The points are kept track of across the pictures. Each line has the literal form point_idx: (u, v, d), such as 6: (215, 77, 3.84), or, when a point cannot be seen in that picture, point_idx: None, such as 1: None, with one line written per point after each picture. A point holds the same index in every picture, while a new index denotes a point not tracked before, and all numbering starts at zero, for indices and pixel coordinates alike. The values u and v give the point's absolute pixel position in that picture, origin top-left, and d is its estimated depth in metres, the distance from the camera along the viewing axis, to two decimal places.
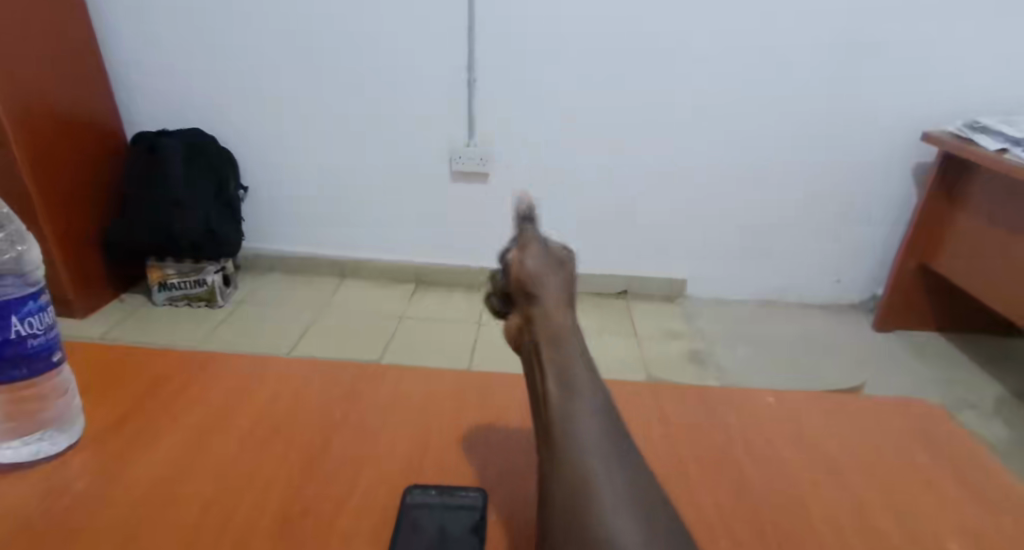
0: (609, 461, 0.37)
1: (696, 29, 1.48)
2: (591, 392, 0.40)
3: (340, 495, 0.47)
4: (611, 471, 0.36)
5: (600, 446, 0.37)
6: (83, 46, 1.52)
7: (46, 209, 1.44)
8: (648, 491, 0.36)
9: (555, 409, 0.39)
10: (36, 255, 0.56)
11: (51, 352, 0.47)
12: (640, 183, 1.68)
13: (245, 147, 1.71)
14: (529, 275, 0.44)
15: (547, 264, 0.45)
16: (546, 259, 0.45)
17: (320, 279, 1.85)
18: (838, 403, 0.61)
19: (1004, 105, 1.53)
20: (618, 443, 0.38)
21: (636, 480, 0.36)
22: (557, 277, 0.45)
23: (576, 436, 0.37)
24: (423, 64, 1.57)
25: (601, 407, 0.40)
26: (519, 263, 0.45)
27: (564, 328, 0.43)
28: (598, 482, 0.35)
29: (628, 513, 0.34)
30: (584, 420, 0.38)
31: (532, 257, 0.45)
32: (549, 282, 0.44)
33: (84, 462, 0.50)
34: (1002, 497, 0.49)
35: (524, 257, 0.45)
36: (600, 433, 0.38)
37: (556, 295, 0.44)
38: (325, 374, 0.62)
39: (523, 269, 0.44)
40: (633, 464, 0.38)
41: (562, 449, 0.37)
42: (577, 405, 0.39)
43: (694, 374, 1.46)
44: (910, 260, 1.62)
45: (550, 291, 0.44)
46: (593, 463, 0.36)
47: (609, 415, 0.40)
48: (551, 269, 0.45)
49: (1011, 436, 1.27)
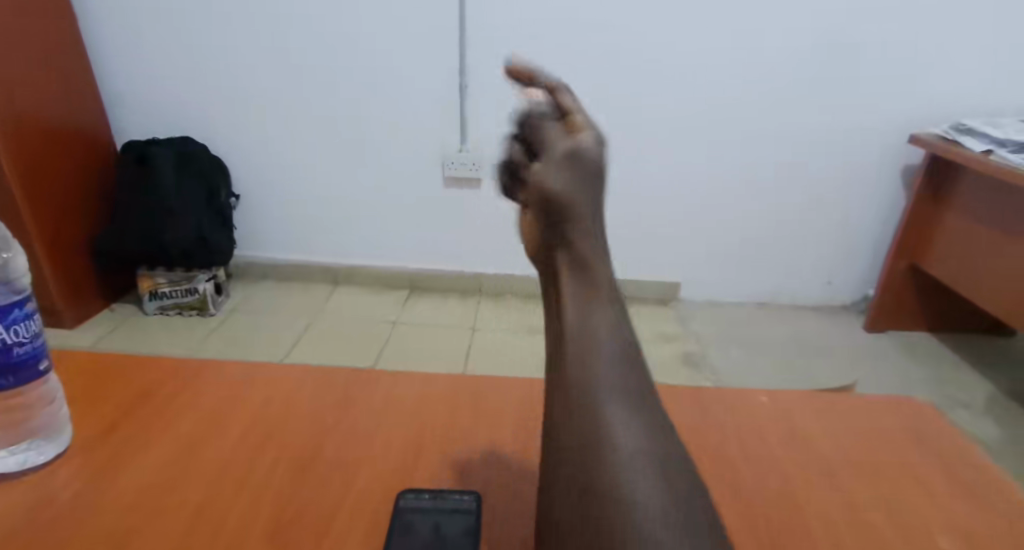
0: (628, 409, 0.34)
1: (684, 32, 1.49)
2: (612, 327, 0.35)
3: (331, 501, 0.47)
4: (628, 420, 0.33)
5: (617, 393, 0.34)
6: (71, 54, 1.51)
7: (33, 216, 1.42)
8: (664, 443, 0.34)
9: (569, 346, 0.35)
10: (22, 262, 0.55)
11: (38, 361, 0.46)
12: (631, 186, 1.69)
13: (236, 154, 1.71)
14: (555, 194, 0.36)
15: (573, 173, 0.36)
16: (575, 168, 0.37)
17: (313, 286, 1.84)
18: (830, 401, 0.61)
19: (988, 107, 1.55)
20: (637, 389, 0.35)
21: (654, 431, 0.34)
22: (587, 189, 0.36)
23: (593, 383, 0.34)
24: (413, 70, 1.57)
25: (621, 345, 0.36)
26: (543, 177, 0.36)
27: (592, 251, 0.36)
28: (616, 434, 0.33)
29: (645, 468, 0.32)
30: (602, 363, 0.34)
31: (556, 171, 0.36)
32: (579, 201, 0.36)
33: (72, 472, 0.49)
34: (993, 492, 0.50)
35: (547, 170, 0.36)
36: (619, 379, 0.34)
37: (586, 221, 0.36)
38: (319, 377, 0.62)
39: (547, 186, 0.36)
40: (649, 406, 0.35)
41: (574, 390, 0.34)
42: (593, 346, 0.35)
43: (688, 377, 1.46)
44: (900, 260, 1.63)
45: (580, 210, 0.36)
46: (610, 412, 0.33)
47: (629, 351, 0.36)
48: (581, 184, 0.36)
49: (1002, 434, 1.28)
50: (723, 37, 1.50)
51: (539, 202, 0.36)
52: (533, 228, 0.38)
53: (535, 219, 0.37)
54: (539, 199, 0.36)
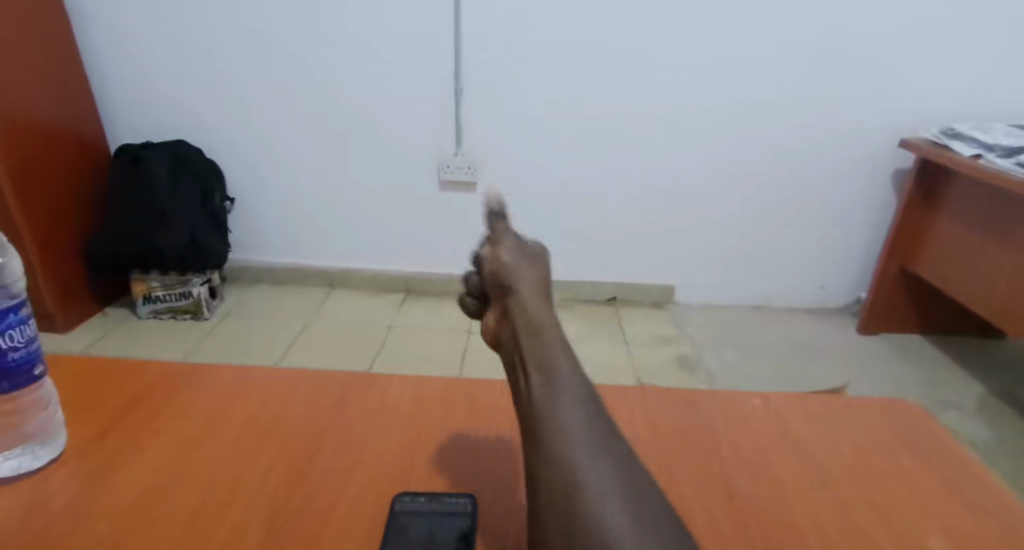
0: (596, 450, 0.37)
1: (676, 38, 1.51)
2: (574, 383, 0.41)
3: (328, 505, 0.47)
4: (596, 460, 0.36)
5: (583, 437, 0.38)
6: (65, 56, 1.51)
7: (25, 218, 1.41)
8: (637, 478, 0.37)
9: (538, 403, 0.40)
10: (16, 267, 0.55)
11: (32, 366, 0.46)
12: (627, 191, 1.70)
13: (230, 158, 1.70)
14: (504, 266, 0.47)
15: (519, 252, 0.48)
16: (521, 249, 0.48)
17: (308, 289, 1.84)
18: (822, 403, 0.62)
19: (977, 112, 1.57)
20: (604, 433, 0.38)
21: (626, 469, 0.37)
22: (529, 266, 0.47)
23: (562, 431, 0.38)
24: (407, 74, 1.57)
25: (584, 398, 0.40)
26: (493, 256, 0.47)
27: (543, 317, 0.44)
28: (586, 472, 0.35)
29: (616, 501, 0.34)
30: (566, 412, 0.39)
31: (504, 249, 0.48)
32: (525, 273, 0.47)
33: (64, 478, 0.49)
34: (984, 495, 0.50)
35: (497, 248, 0.48)
36: (586, 428, 0.38)
37: (532, 288, 0.46)
38: (314, 381, 0.62)
39: (499, 262, 0.47)
40: (618, 450, 0.38)
41: (544, 441, 0.38)
42: (558, 401, 0.39)
43: (684, 379, 1.47)
44: (892, 263, 1.64)
45: (524, 279, 0.46)
46: (579, 453, 0.36)
47: (591, 405, 0.40)
48: (528, 262, 0.47)
49: (994, 436, 1.29)
50: (717, 39, 1.51)
51: (493, 279, 0.47)
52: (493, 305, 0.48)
53: (491, 293, 0.48)
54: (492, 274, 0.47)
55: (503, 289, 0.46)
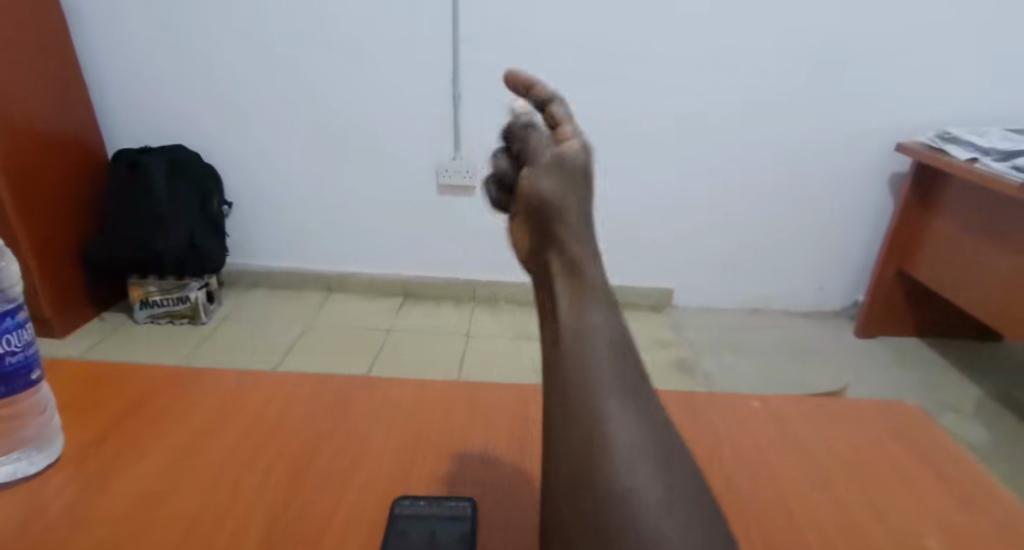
0: (627, 405, 0.34)
1: (672, 44, 1.52)
2: (608, 325, 0.36)
3: (328, 507, 0.47)
4: (626, 416, 0.33)
5: (614, 388, 0.34)
6: (62, 61, 1.51)
7: (22, 223, 1.41)
8: (662, 435, 0.35)
9: (566, 348, 0.36)
10: (14, 270, 0.55)
11: (29, 370, 0.46)
12: (624, 195, 1.70)
13: (229, 162, 1.70)
14: (544, 197, 0.40)
15: (561, 178, 0.41)
16: (562, 171, 0.41)
17: (306, 293, 1.84)
18: (822, 405, 0.62)
19: (972, 116, 1.58)
20: (635, 384, 0.35)
21: (654, 429, 0.34)
22: (574, 194, 0.40)
23: (592, 382, 0.34)
24: (405, 79, 1.58)
25: (617, 344, 0.36)
26: (532, 183, 0.41)
27: (585, 255, 0.39)
28: (615, 430, 0.33)
29: (644, 465, 0.32)
30: (597, 360, 0.35)
31: (544, 175, 0.41)
32: (568, 202, 0.40)
33: (62, 483, 0.49)
34: (984, 495, 0.50)
35: (536, 173, 0.41)
36: (618, 379, 0.35)
37: (575, 221, 0.40)
38: (313, 385, 0.62)
39: (538, 191, 0.40)
40: (647, 403, 0.36)
41: (571, 389, 0.35)
42: (589, 347, 0.35)
43: (682, 382, 1.47)
44: (889, 266, 1.65)
45: (567, 210, 0.40)
46: (609, 409, 0.33)
47: (623, 350, 0.36)
48: (572, 191, 0.41)
49: (992, 438, 1.29)
50: (714, 44, 1.52)
51: (531, 206, 0.41)
52: (526, 234, 0.42)
53: (525, 221, 0.42)
54: (532, 201, 0.41)
55: (543, 221, 0.40)
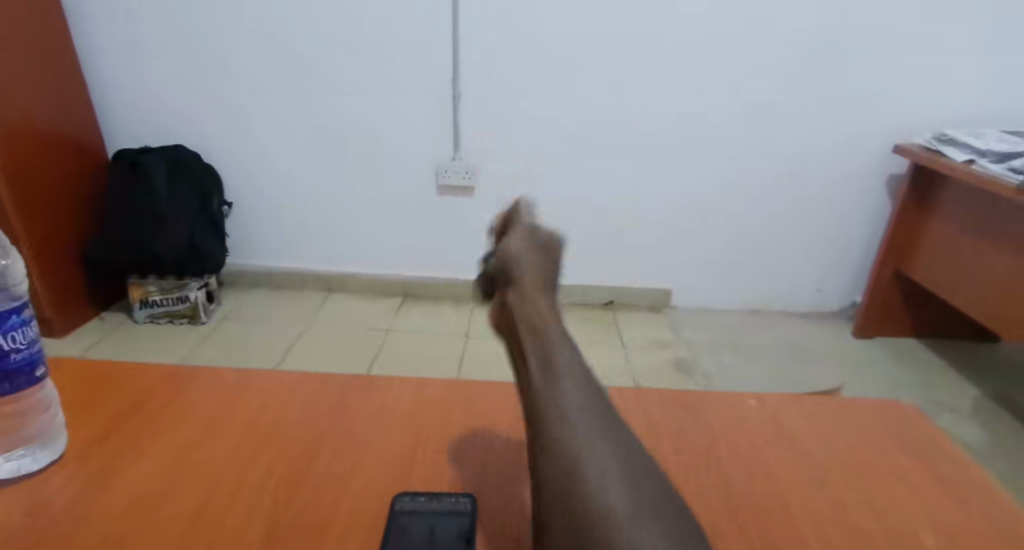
0: (596, 432, 0.38)
1: (671, 45, 1.53)
2: (572, 365, 0.41)
3: (328, 507, 0.47)
4: (596, 442, 0.37)
5: (583, 419, 0.38)
6: (63, 61, 1.52)
7: (22, 223, 1.42)
8: (634, 458, 0.38)
9: (537, 389, 0.40)
10: (19, 269, 0.56)
11: (34, 367, 0.47)
12: (623, 196, 1.71)
13: (229, 162, 1.71)
14: (511, 260, 0.49)
15: (528, 249, 0.50)
16: (531, 245, 0.51)
17: (306, 294, 1.84)
18: (818, 404, 0.63)
19: (969, 118, 1.59)
20: (604, 415, 0.39)
21: (623, 450, 0.38)
22: (537, 262, 0.49)
23: (562, 414, 0.38)
24: (404, 79, 1.59)
25: (583, 381, 0.41)
26: (504, 249, 0.51)
27: (540, 307, 0.45)
28: (586, 455, 0.36)
29: (616, 484, 0.35)
30: (565, 396, 0.39)
31: (515, 246, 0.51)
32: (530, 267, 0.49)
33: (65, 479, 0.49)
34: (977, 494, 0.51)
35: (509, 245, 0.51)
36: (585, 408, 0.39)
37: (535, 280, 0.48)
38: (313, 384, 0.63)
39: (507, 255, 0.50)
40: (617, 431, 0.39)
41: (545, 425, 0.38)
42: (558, 386, 0.40)
43: (680, 382, 1.47)
44: (887, 267, 1.66)
45: (527, 269, 0.49)
46: (579, 436, 0.37)
47: (589, 386, 0.41)
48: (533, 256, 0.50)
49: (988, 438, 1.30)
50: (712, 44, 1.52)
51: (499, 270, 0.50)
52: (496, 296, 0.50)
53: (497, 284, 0.50)
54: (499, 266, 0.50)
55: (509, 281, 0.48)
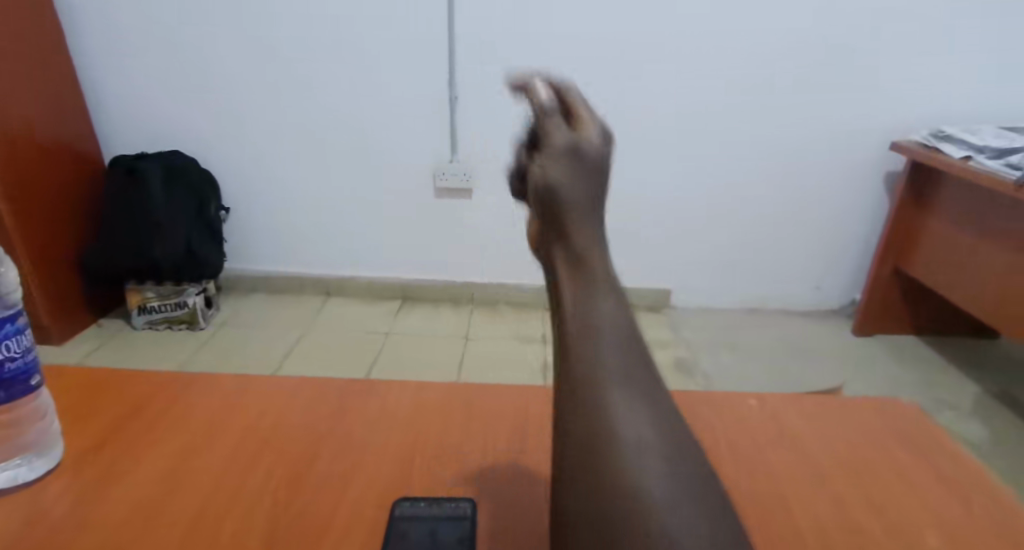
0: (635, 397, 0.31)
1: (668, 45, 1.52)
2: (618, 319, 0.33)
3: (328, 510, 0.47)
4: (635, 408, 0.31)
5: (622, 379, 0.32)
6: (58, 69, 1.51)
7: (20, 231, 1.42)
8: (672, 431, 0.32)
9: (572, 337, 0.33)
10: (13, 277, 0.55)
11: (29, 376, 0.46)
12: (621, 196, 1.71)
13: (226, 167, 1.71)
14: (551, 190, 0.34)
15: (573, 169, 0.34)
16: (574, 160, 0.34)
17: (304, 298, 1.84)
18: (819, 403, 0.63)
19: (966, 115, 1.59)
20: (645, 377, 0.33)
21: (664, 420, 0.32)
22: (586, 190, 0.34)
23: (598, 373, 0.31)
24: (402, 82, 1.59)
25: (626, 337, 0.33)
26: (540, 170, 0.34)
27: (594, 255, 0.34)
28: (622, 422, 0.30)
29: (653, 459, 0.30)
30: (606, 353, 0.32)
31: (553, 166, 0.34)
32: (578, 199, 0.34)
33: (62, 488, 0.49)
34: (981, 492, 0.51)
35: (544, 163, 0.35)
36: (626, 368, 0.32)
37: (586, 216, 0.34)
38: (312, 388, 0.62)
39: (546, 183, 0.34)
40: (659, 398, 0.33)
41: (576, 381, 0.32)
42: (598, 337, 0.33)
43: (680, 382, 1.47)
44: (885, 264, 1.66)
45: (576, 204, 0.34)
46: (617, 399, 0.31)
47: (632, 343, 0.33)
48: (581, 174, 0.34)
49: (990, 435, 1.29)
50: (709, 44, 1.52)
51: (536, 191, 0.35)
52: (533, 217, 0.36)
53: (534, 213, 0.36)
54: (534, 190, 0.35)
55: (551, 217, 0.34)
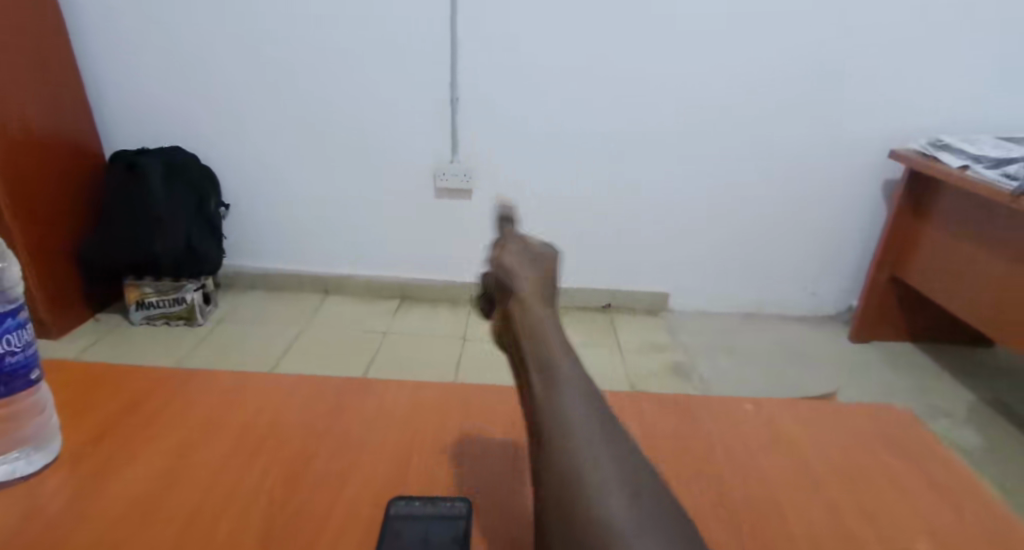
0: (598, 442, 0.37)
1: (669, 48, 1.53)
2: (576, 380, 0.41)
3: (324, 508, 0.47)
4: (598, 452, 0.37)
5: (586, 428, 0.38)
6: (60, 63, 1.51)
7: (20, 225, 1.42)
8: (639, 469, 0.37)
9: (540, 400, 0.40)
10: (15, 271, 0.56)
11: (29, 370, 0.47)
12: (621, 198, 1.71)
13: (227, 164, 1.71)
14: (504, 271, 0.45)
15: (523, 259, 0.46)
16: (524, 252, 0.47)
17: (303, 296, 1.84)
18: (813, 408, 0.63)
19: (965, 124, 1.60)
20: (606, 427, 0.39)
21: (628, 459, 0.37)
22: (531, 273, 0.45)
23: (565, 426, 0.38)
24: (403, 81, 1.59)
25: (586, 395, 0.40)
26: (497, 256, 0.47)
27: (544, 327, 0.43)
28: (588, 461, 0.36)
29: (620, 493, 0.34)
30: (570, 409, 0.39)
31: (507, 255, 0.47)
32: (522, 277, 0.45)
33: (59, 483, 0.49)
34: (971, 499, 0.51)
35: (502, 252, 0.47)
36: (588, 420, 0.39)
37: (532, 293, 0.44)
38: (310, 385, 0.63)
39: (500, 267, 0.46)
40: (621, 442, 0.38)
41: (547, 436, 0.38)
42: (562, 398, 0.40)
43: (676, 385, 1.48)
44: (882, 271, 1.66)
45: (524, 281, 0.45)
46: (580, 444, 0.37)
47: (592, 400, 0.40)
48: (526, 260, 0.46)
49: (984, 443, 1.30)
50: (710, 49, 1.53)
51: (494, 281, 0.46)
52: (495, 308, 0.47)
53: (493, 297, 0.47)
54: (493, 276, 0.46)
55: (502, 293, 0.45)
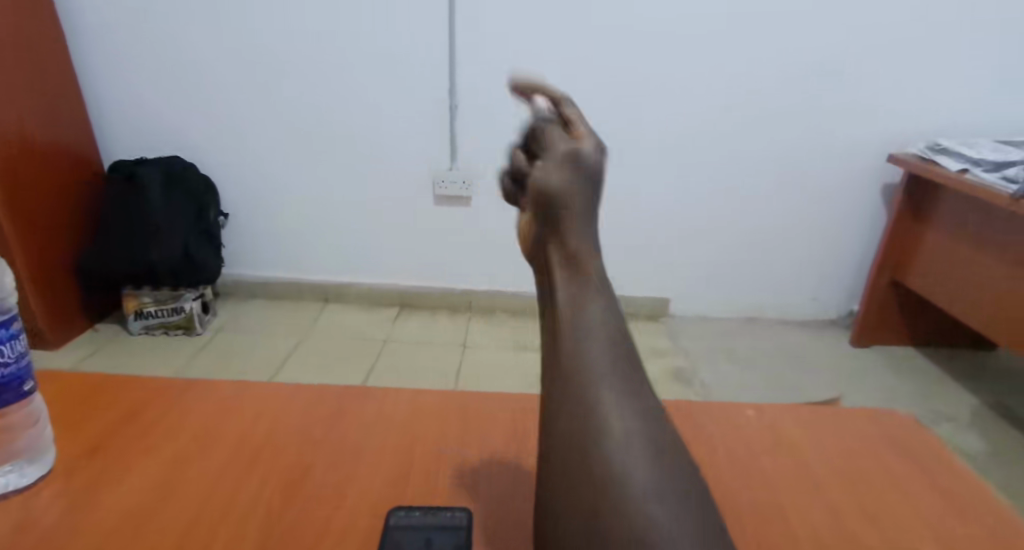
0: (621, 392, 0.34)
1: (667, 55, 1.54)
2: (606, 319, 0.35)
3: (322, 520, 0.47)
4: (621, 404, 0.34)
5: (609, 374, 0.35)
6: (59, 73, 1.52)
7: (18, 236, 1.41)
8: (657, 423, 0.35)
9: (563, 335, 0.35)
10: (10, 281, 0.55)
11: (22, 382, 0.46)
12: (620, 204, 1.71)
13: (226, 173, 1.71)
14: (550, 194, 0.35)
15: (573, 179, 0.35)
16: (574, 168, 0.35)
17: (302, 304, 1.84)
18: (815, 412, 0.63)
19: (962, 128, 1.60)
20: (631, 374, 0.35)
21: (649, 411, 0.35)
22: (585, 199, 0.35)
23: (588, 373, 0.34)
24: (401, 89, 1.59)
25: (614, 337, 0.36)
26: (539, 173, 0.35)
27: (589, 258, 0.36)
28: (610, 416, 0.33)
29: (639, 450, 0.33)
30: (594, 354, 0.35)
31: (554, 171, 0.35)
32: (575, 205, 0.35)
33: (53, 495, 0.48)
34: (978, 503, 0.51)
35: (545, 169, 0.35)
36: (613, 368, 0.35)
37: (583, 223, 0.35)
38: (309, 393, 0.62)
39: (545, 189, 0.35)
40: (644, 392, 0.36)
41: (566, 377, 0.35)
42: (587, 340, 0.35)
43: (677, 391, 1.47)
44: (883, 275, 1.66)
45: (576, 210, 0.35)
46: (603, 395, 0.34)
47: (620, 341, 0.36)
48: (580, 182, 0.35)
49: (988, 447, 1.29)
50: (707, 55, 1.53)
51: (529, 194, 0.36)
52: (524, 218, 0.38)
53: (526, 211, 0.37)
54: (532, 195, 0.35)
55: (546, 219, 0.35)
